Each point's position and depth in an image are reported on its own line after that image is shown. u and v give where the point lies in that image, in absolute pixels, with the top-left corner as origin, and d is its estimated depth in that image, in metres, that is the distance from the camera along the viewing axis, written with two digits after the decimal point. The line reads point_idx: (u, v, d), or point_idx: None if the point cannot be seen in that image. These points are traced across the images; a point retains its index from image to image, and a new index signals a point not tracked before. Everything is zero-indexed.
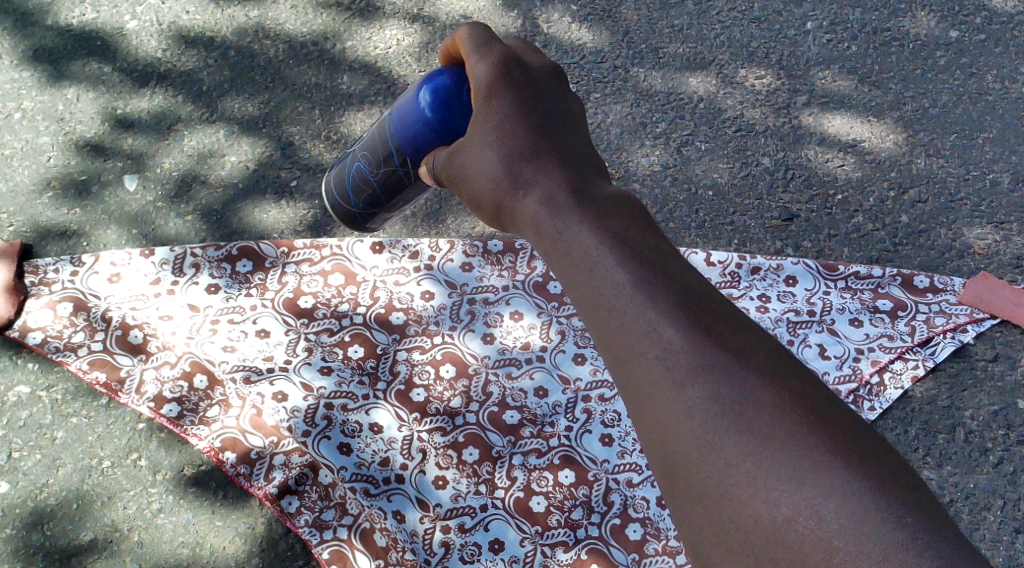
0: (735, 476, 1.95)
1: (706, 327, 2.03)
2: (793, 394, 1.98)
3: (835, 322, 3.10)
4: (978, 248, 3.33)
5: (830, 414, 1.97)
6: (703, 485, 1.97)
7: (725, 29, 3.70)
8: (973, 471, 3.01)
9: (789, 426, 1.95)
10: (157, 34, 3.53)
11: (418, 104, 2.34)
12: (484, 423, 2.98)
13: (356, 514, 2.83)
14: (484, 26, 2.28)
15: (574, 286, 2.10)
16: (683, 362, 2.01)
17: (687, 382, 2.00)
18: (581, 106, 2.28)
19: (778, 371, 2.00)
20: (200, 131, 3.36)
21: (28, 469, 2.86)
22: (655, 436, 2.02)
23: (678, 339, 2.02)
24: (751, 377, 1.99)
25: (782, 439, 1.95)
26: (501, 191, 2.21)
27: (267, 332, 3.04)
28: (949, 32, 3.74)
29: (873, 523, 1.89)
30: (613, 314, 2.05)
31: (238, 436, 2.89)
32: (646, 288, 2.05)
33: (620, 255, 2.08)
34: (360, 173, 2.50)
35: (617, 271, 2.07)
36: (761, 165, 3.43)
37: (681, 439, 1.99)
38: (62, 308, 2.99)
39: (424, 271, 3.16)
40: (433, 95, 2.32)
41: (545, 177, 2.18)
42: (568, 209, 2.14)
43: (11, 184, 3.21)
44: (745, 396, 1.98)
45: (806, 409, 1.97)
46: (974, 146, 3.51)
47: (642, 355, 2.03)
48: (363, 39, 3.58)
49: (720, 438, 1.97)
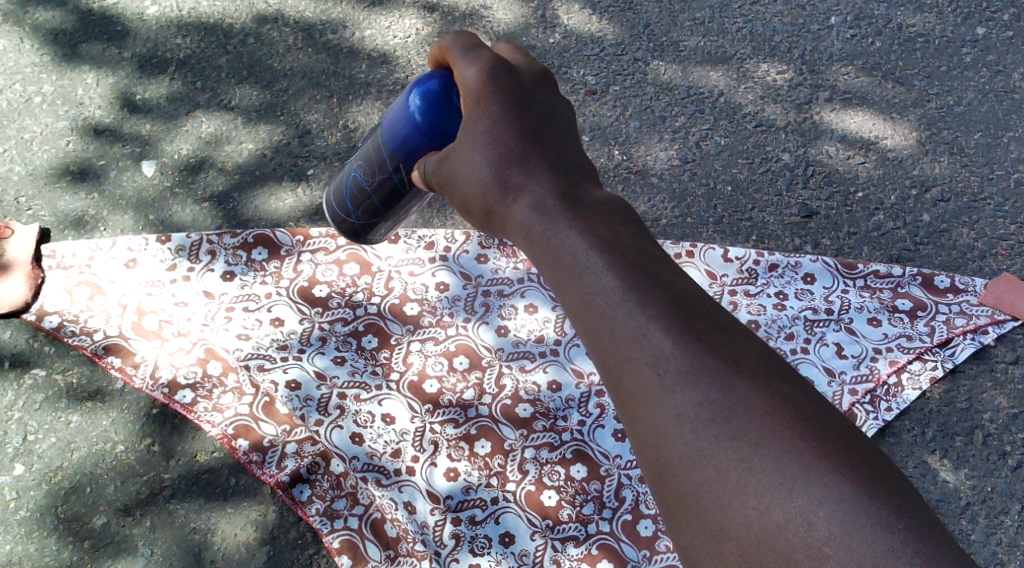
0: (726, 483, 1.93)
1: (696, 332, 2.00)
2: (784, 400, 1.95)
3: (853, 321, 3.07)
4: (1001, 249, 3.28)
5: (822, 420, 1.94)
6: (694, 492, 1.94)
7: (748, 23, 3.66)
8: (991, 474, 2.97)
9: (779, 432, 1.93)
10: (177, 20, 3.53)
11: (408, 109, 2.30)
12: (497, 415, 2.96)
13: (367, 504, 2.83)
14: (472, 32, 2.23)
15: (563, 290, 2.08)
16: (673, 368, 1.98)
17: (677, 388, 1.98)
18: (570, 109, 2.24)
19: (768, 377, 1.97)
20: (218, 118, 3.35)
21: (43, 452, 2.86)
22: (644, 441, 1.99)
23: (668, 344, 1.99)
24: (741, 384, 1.97)
25: (771, 447, 1.93)
26: (491, 196, 2.17)
27: (281, 321, 3.03)
28: (975, 29, 3.70)
29: (865, 530, 1.87)
30: (603, 320, 2.03)
31: (251, 424, 2.89)
32: (635, 293, 2.02)
33: (609, 260, 2.05)
34: (357, 183, 2.47)
35: (606, 277, 2.04)
36: (781, 162, 3.39)
37: (671, 445, 1.97)
38: (78, 292, 3.00)
39: (439, 262, 3.15)
40: (422, 100, 2.28)
41: (533, 183, 2.15)
42: (559, 213, 2.11)
43: (30, 168, 3.22)
44: (734, 404, 1.95)
45: (796, 415, 1.94)
46: (999, 145, 3.46)
47: (632, 360, 2.00)
48: (381, 28, 3.57)
49: (710, 445, 1.95)
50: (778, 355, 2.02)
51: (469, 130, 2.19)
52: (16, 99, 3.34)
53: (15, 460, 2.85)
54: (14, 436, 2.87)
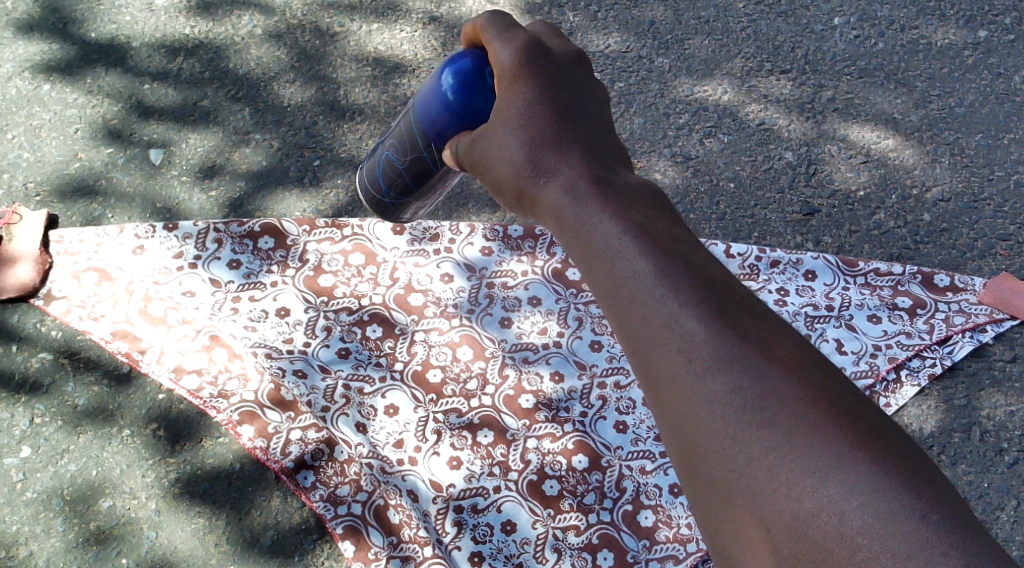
0: (757, 470, 1.95)
1: (728, 319, 2.03)
2: (817, 389, 1.97)
3: (854, 317, 3.10)
4: (1001, 249, 3.32)
5: (852, 408, 1.96)
6: (725, 479, 1.97)
7: (752, 23, 3.70)
8: (988, 470, 3.00)
9: (812, 420, 1.95)
10: (186, 12, 3.57)
11: (440, 88, 2.33)
12: (499, 406, 3.00)
13: (371, 491, 2.86)
14: (505, 14, 2.28)
15: (596, 277, 2.11)
16: (704, 354, 2.01)
17: (709, 375, 2.01)
18: (603, 94, 2.28)
19: (800, 365, 1.99)
20: (226, 110, 3.40)
21: (50, 435, 2.89)
22: (675, 427, 2.02)
23: (700, 330, 2.02)
24: (774, 370, 1.99)
25: (803, 435, 1.94)
26: (524, 177, 2.19)
27: (287, 310, 3.06)
28: (977, 32, 3.73)
29: (899, 520, 1.87)
30: (635, 306, 2.06)
31: (256, 411, 2.91)
32: (668, 279, 2.05)
33: (642, 246, 2.08)
34: (390, 163, 2.51)
35: (638, 262, 2.07)
36: (784, 159, 3.43)
37: (701, 431, 1.99)
38: (85, 278, 3.03)
39: (443, 254, 3.18)
40: (452, 79, 2.31)
41: (567, 166, 2.17)
42: (591, 197, 2.14)
43: (39, 154, 3.25)
44: (767, 391, 1.98)
45: (828, 403, 1.96)
46: (999, 147, 3.50)
47: (664, 346, 2.03)
48: (389, 22, 3.64)
49: (740, 431, 1.97)
50: (810, 346, 2.04)
51: (503, 111, 2.23)
52: (25, 86, 3.36)
53: (22, 442, 2.88)
54: (21, 419, 2.90)
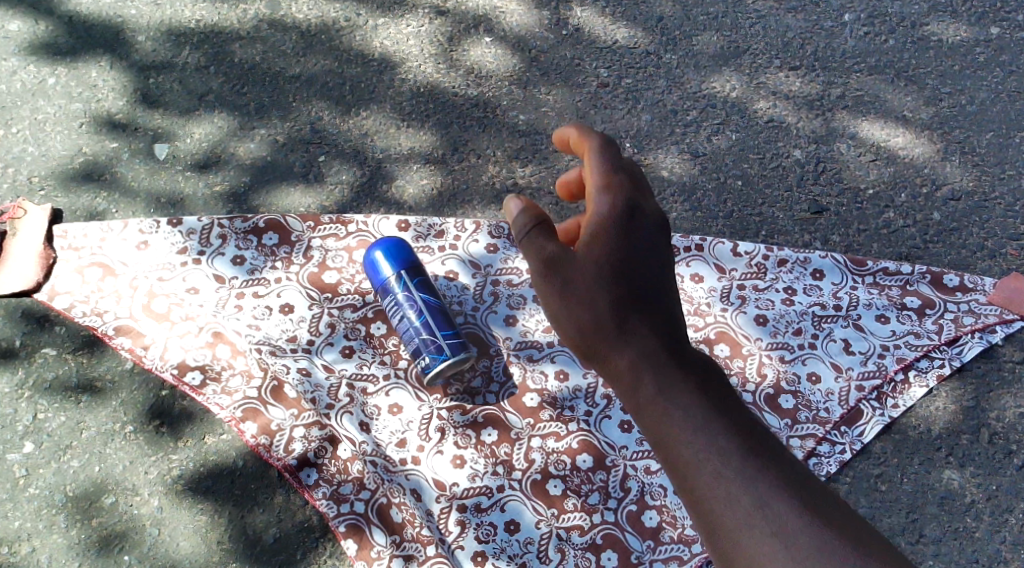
0: (770, 544, 2.25)
1: (728, 408, 2.35)
2: (804, 477, 2.32)
3: (862, 317, 3.06)
4: (1010, 250, 3.27)
5: (824, 491, 2.33)
6: (742, 552, 2.26)
7: (761, 18, 3.67)
8: (996, 473, 2.96)
9: (807, 501, 2.29)
10: (191, 5, 3.56)
11: (376, 270, 2.98)
12: (504, 404, 2.97)
13: (374, 489, 2.84)
14: None
15: (612, 373, 2.41)
16: (715, 440, 2.31)
17: (722, 463, 2.30)
18: None
19: (787, 457, 2.33)
20: (230, 105, 3.39)
21: (53, 431, 2.89)
22: (692, 503, 2.31)
23: (711, 419, 2.33)
24: (771, 463, 2.31)
25: (805, 518, 2.27)
26: (609, 202, 2.46)
27: (291, 307, 3.04)
28: (989, 28, 3.68)
29: None
30: (656, 400, 2.36)
31: (259, 407, 2.90)
32: (680, 374, 2.37)
33: (660, 343, 2.39)
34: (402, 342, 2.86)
35: (651, 346, 2.39)
36: (792, 158, 3.41)
37: (719, 508, 2.28)
38: (89, 273, 3.03)
39: (449, 251, 3.16)
40: (382, 258, 2.97)
41: (643, 209, 2.48)
42: (664, 250, 2.48)
43: (44, 149, 3.26)
44: (825, 546, 2.25)
45: (813, 488, 2.31)
46: (1010, 146, 3.44)
47: (681, 436, 2.33)
48: (395, 17, 3.60)
49: (752, 510, 2.27)
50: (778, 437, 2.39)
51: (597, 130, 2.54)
52: (30, 79, 3.37)
53: (25, 438, 2.88)
54: (24, 415, 2.91)
